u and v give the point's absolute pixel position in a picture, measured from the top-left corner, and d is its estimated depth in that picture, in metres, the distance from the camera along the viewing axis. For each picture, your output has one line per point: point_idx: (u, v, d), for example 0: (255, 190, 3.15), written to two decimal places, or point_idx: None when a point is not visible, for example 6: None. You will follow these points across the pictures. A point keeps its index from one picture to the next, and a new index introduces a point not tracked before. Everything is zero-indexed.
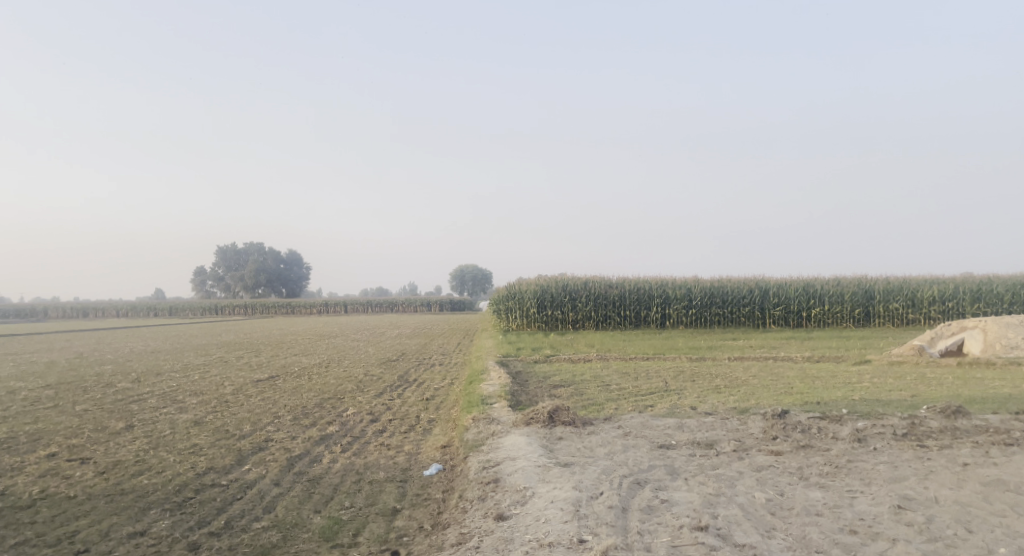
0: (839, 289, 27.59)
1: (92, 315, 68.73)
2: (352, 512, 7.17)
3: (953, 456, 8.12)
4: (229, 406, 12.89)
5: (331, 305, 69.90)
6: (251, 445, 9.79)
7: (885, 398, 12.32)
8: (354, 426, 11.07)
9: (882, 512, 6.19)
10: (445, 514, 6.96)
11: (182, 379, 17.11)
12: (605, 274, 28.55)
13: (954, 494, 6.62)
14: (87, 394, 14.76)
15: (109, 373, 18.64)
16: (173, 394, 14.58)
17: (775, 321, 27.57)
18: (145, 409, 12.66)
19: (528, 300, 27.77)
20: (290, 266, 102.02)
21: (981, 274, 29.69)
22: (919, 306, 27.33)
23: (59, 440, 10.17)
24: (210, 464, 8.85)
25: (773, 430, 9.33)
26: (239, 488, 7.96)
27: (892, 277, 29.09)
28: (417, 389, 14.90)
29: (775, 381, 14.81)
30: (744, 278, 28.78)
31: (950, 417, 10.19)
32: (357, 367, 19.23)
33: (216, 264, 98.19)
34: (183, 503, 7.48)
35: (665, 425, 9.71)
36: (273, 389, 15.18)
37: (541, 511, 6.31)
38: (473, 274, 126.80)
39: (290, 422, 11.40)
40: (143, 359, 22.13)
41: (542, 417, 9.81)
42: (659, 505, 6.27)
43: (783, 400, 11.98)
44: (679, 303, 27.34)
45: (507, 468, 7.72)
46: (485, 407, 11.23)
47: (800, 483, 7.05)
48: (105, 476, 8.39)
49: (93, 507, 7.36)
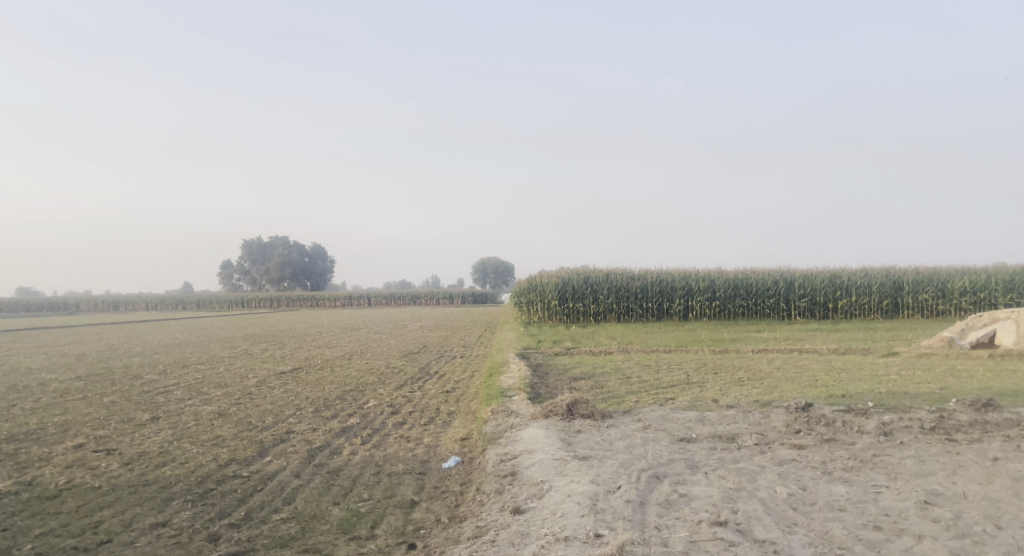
0: (866, 280, 27.14)
1: (122, 308, 69.82)
2: (370, 505, 7.17)
3: (982, 450, 7.93)
4: (252, 398, 13.01)
5: (355, 297, 70.37)
6: (273, 437, 9.84)
7: (912, 391, 12.09)
8: (374, 418, 11.10)
9: (907, 508, 6.05)
10: (463, 507, 6.93)
11: (207, 371, 17.32)
12: (627, 266, 28.38)
13: (983, 490, 6.46)
14: (115, 385, 14.98)
15: (136, 365, 18.94)
16: (198, 386, 14.74)
17: (801, 312, 27.20)
18: (170, 400, 12.81)
19: (550, 292, 27.70)
20: (314, 259, 102.69)
21: (1013, 265, 29.01)
22: (949, 297, 26.79)
23: (85, 431, 10.32)
24: (232, 455, 8.92)
25: (796, 424, 9.19)
26: (259, 479, 8.00)
27: (921, 268, 28.54)
28: (438, 382, 14.91)
29: (800, 374, 14.61)
30: (769, 269, 28.43)
31: (980, 410, 9.96)
32: (379, 360, 19.32)
33: (242, 258, 99.21)
34: (204, 494, 7.54)
35: (686, 418, 9.61)
36: (295, 382, 15.29)
37: (558, 505, 6.26)
38: (496, 265, 127.04)
39: (311, 414, 11.47)
40: (169, 351, 22.42)
41: (561, 410, 9.76)
42: (678, 499, 6.19)
43: (808, 393, 11.80)
44: (702, 295, 27.07)
45: (525, 461, 7.68)
46: (504, 399, 11.19)
47: (823, 477, 6.92)
48: (130, 466, 8.49)
49: (116, 498, 7.43)
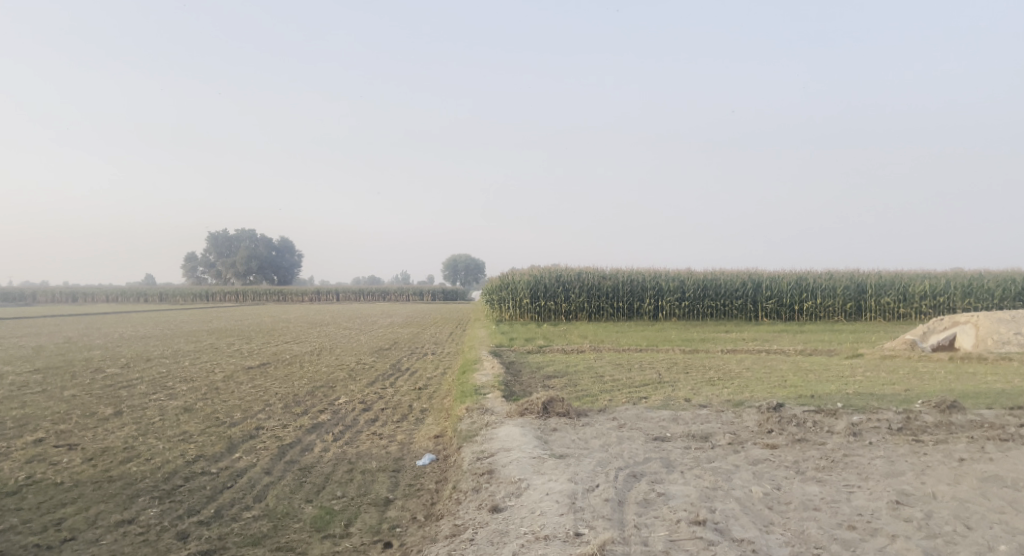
0: (831, 283, 27.60)
1: (82, 300, 68.22)
2: (344, 502, 7.08)
3: (949, 451, 8.09)
4: (219, 393, 12.77)
5: (323, 293, 69.70)
6: (242, 433, 9.66)
7: (878, 391, 12.31)
8: (346, 415, 10.97)
9: (880, 508, 6.14)
10: (439, 505, 6.88)
11: (173, 366, 16.98)
12: (598, 266, 28.49)
13: (952, 490, 6.58)
14: (76, 379, 14.60)
15: (98, 358, 18.48)
16: (163, 380, 14.44)
17: (767, 314, 27.58)
18: (134, 395, 12.52)
19: (521, 289, 27.71)
20: (282, 253, 101.41)
21: (972, 270, 29.69)
22: (910, 301, 27.37)
23: (46, 425, 10.03)
24: (200, 451, 8.73)
25: (768, 424, 9.29)
26: (229, 476, 7.86)
27: (884, 271, 29.09)
28: (410, 378, 14.80)
29: (769, 374, 14.78)
30: (737, 270, 28.75)
31: (945, 411, 10.17)
32: (349, 356, 19.13)
33: (207, 250, 97.54)
34: (172, 491, 7.37)
35: (660, 417, 9.65)
36: (264, 377, 15.04)
37: (536, 503, 6.24)
38: (467, 262, 126.81)
39: (281, 410, 11.29)
40: (132, 345, 21.93)
41: (536, 408, 9.74)
42: (656, 498, 6.20)
43: (778, 393, 11.94)
44: (672, 295, 27.29)
45: (502, 459, 7.64)
46: (479, 397, 11.15)
47: (797, 477, 6.99)
48: (93, 462, 8.26)
49: (80, 494, 7.23)
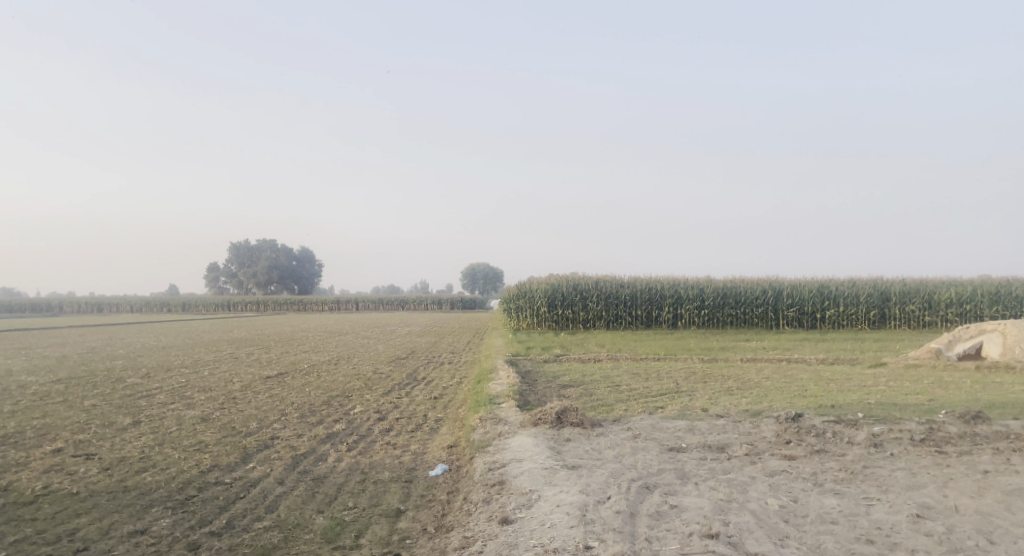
0: (853, 291, 27.23)
1: (107, 310, 69.11)
2: (355, 513, 7.04)
3: (972, 463, 7.89)
4: (236, 402, 12.83)
5: (343, 302, 70.09)
6: (257, 443, 9.68)
7: (901, 401, 12.08)
8: (360, 424, 10.96)
9: (900, 521, 5.99)
10: (449, 517, 6.82)
11: (192, 375, 17.10)
12: (616, 274, 28.34)
13: (975, 503, 6.41)
14: (97, 388, 14.74)
15: (119, 368, 18.64)
16: (182, 389, 14.52)
17: (789, 322, 27.25)
18: (153, 404, 12.60)
19: (539, 298, 27.63)
20: (303, 263, 102.14)
21: (999, 277, 29.18)
22: (935, 309, 26.92)
23: (65, 435, 10.12)
24: (215, 461, 8.75)
25: (786, 434, 9.13)
26: (242, 486, 7.86)
27: (907, 279, 28.66)
28: (425, 388, 14.77)
29: (789, 383, 14.56)
30: (757, 278, 28.46)
31: (969, 422, 9.94)
32: (366, 365, 19.14)
33: (229, 260, 98.45)
34: (185, 501, 7.37)
35: (675, 427, 9.53)
36: (281, 386, 15.09)
37: (547, 515, 6.15)
38: (486, 272, 126.90)
39: (297, 420, 11.31)
40: (153, 355, 22.14)
41: (550, 418, 9.65)
42: (668, 511, 6.10)
43: (798, 403, 11.75)
44: (692, 303, 27.08)
45: (514, 470, 7.57)
46: (493, 406, 11.08)
47: (814, 489, 6.85)
48: (109, 472, 8.31)
49: (94, 504, 7.26)
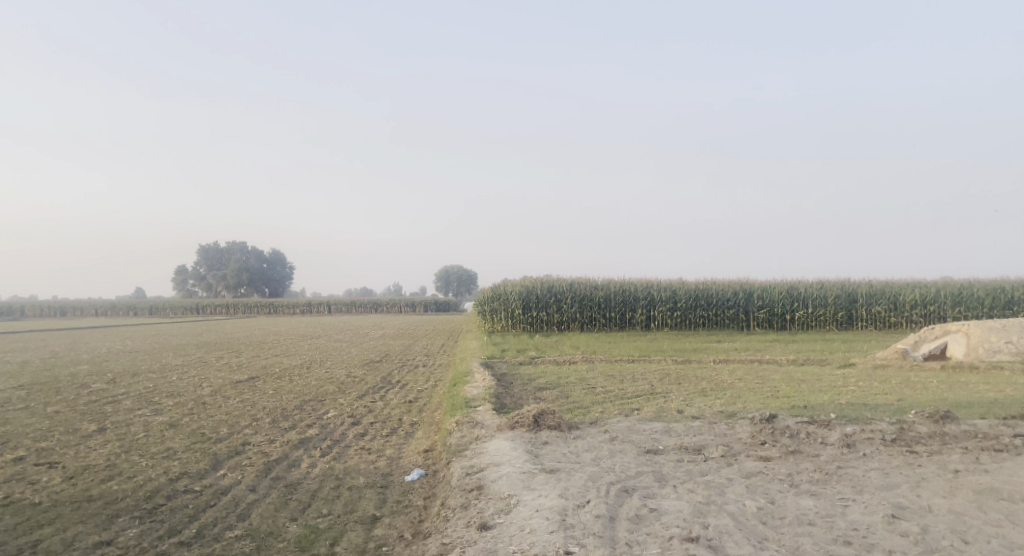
0: (822, 292, 27.59)
1: (70, 313, 67.70)
2: (330, 520, 6.93)
3: (943, 462, 8.01)
4: (206, 408, 12.58)
5: (314, 305, 69.45)
6: (228, 449, 9.50)
7: (871, 401, 12.25)
8: (334, 429, 10.82)
9: (876, 522, 6.04)
10: (426, 523, 6.74)
11: (159, 380, 16.75)
12: (589, 276, 28.41)
13: (948, 503, 6.49)
14: (61, 395, 14.32)
15: (85, 374, 18.16)
16: (150, 396, 14.19)
17: (759, 324, 27.53)
18: (120, 411, 12.30)
19: (513, 300, 27.58)
20: (273, 265, 101.03)
21: (962, 279, 29.77)
22: (901, 310, 27.39)
23: (27, 443, 9.83)
24: (184, 469, 8.55)
25: (762, 435, 9.19)
26: (213, 494, 7.69)
27: (874, 281, 29.14)
28: (399, 392, 14.62)
29: (761, 384, 14.70)
30: (729, 280, 28.73)
31: (938, 422, 10.09)
32: (339, 369, 18.91)
33: (198, 263, 96.95)
34: (153, 510, 7.20)
35: (652, 429, 9.54)
36: (252, 391, 14.82)
37: (525, 521, 6.10)
38: (459, 274, 126.81)
39: (269, 425, 11.12)
40: (119, 360, 21.62)
41: (527, 421, 9.61)
42: (647, 514, 6.09)
43: (771, 404, 11.85)
44: (664, 305, 27.24)
45: (492, 474, 7.51)
46: (469, 410, 11.01)
47: (791, 490, 6.88)
48: (73, 481, 8.08)
49: (58, 515, 7.05)
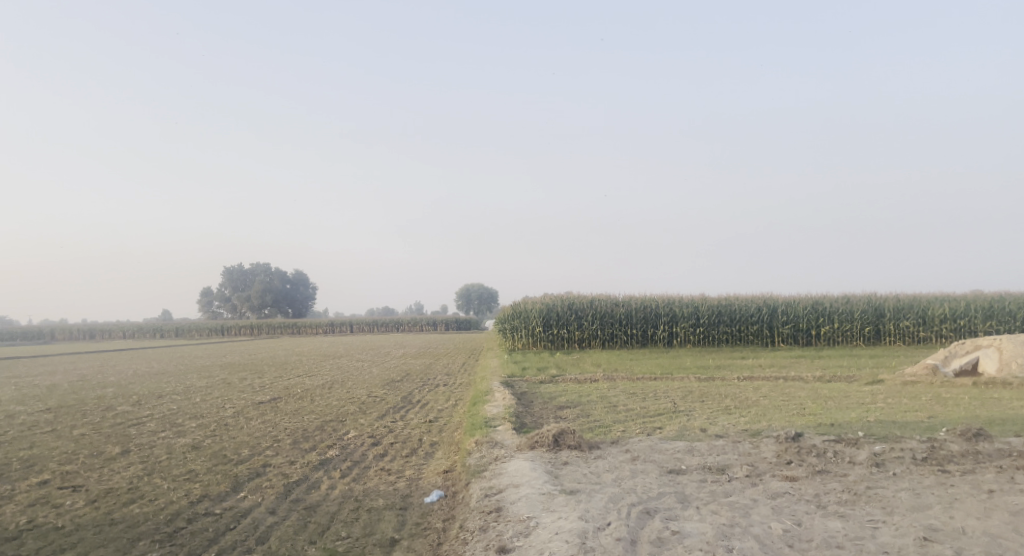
0: (848, 307, 27.19)
1: (98, 335, 68.73)
2: (349, 543, 6.86)
3: (977, 482, 7.76)
4: (228, 429, 12.61)
5: (337, 325, 69.81)
6: (248, 471, 9.48)
7: (901, 419, 11.97)
8: (355, 450, 10.78)
9: (907, 545, 5.85)
10: (445, 546, 6.66)
11: (183, 402, 16.85)
12: (611, 293, 28.25)
13: (982, 525, 6.28)
14: (86, 417, 14.45)
15: (109, 396, 18.33)
16: (173, 417, 14.27)
17: (784, 339, 27.15)
18: (143, 433, 12.37)
19: (534, 318, 27.46)
20: (297, 286, 101.83)
21: (992, 292, 29.20)
22: (930, 324, 26.88)
23: (52, 466, 9.90)
24: (205, 491, 8.54)
25: (787, 454, 9.00)
26: (233, 517, 7.67)
27: (901, 294, 28.67)
28: (420, 411, 14.56)
29: (787, 402, 14.43)
30: (752, 295, 28.41)
31: (971, 440, 9.82)
32: (361, 388, 18.91)
33: (222, 285, 97.98)
34: (174, 534, 7.18)
35: (674, 448, 9.39)
36: (273, 412, 14.86)
37: (545, 544, 5.99)
38: (481, 292, 127.00)
39: (289, 446, 11.11)
40: (145, 381, 21.81)
41: (547, 441, 9.49)
42: (670, 537, 5.95)
43: (797, 422, 11.62)
44: (687, 321, 26.98)
45: (511, 496, 7.40)
46: (489, 429, 10.91)
47: (818, 512, 6.70)
48: (96, 504, 8.10)
49: (80, 539, 7.06)
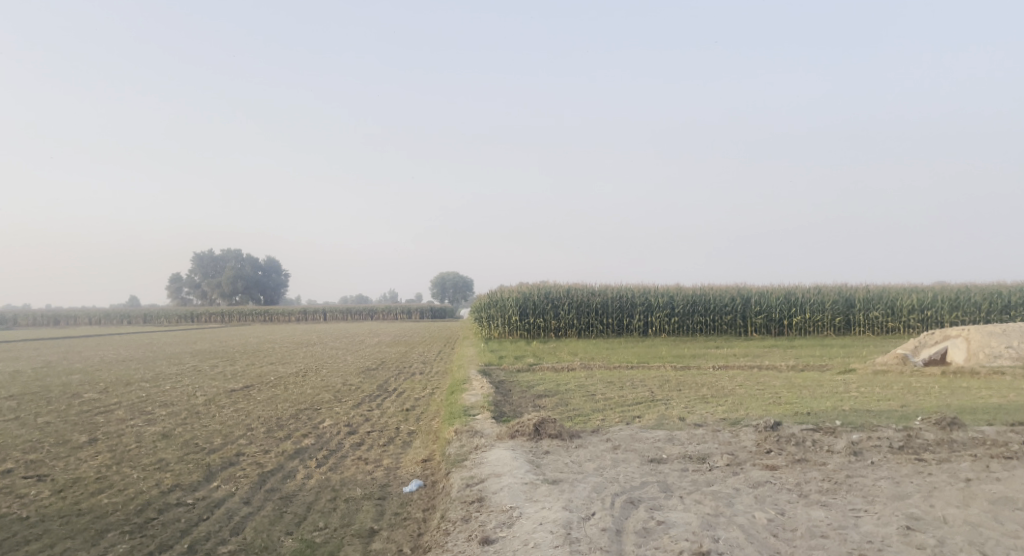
0: (819, 297, 27.49)
1: (64, 322, 67.24)
2: (326, 534, 6.72)
3: (954, 471, 7.81)
4: (199, 417, 12.34)
5: (310, 312, 69.19)
6: (221, 460, 9.28)
7: (875, 408, 12.08)
8: (330, 439, 10.61)
9: (891, 534, 5.86)
10: (426, 536, 6.56)
11: (153, 390, 16.48)
12: (586, 282, 28.22)
13: (962, 514, 6.31)
14: (52, 405, 14.07)
15: (76, 384, 17.90)
16: (142, 405, 13.93)
17: (757, 329, 27.38)
18: (111, 421, 12.09)
19: (510, 307, 27.32)
20: (269, 273, 100.78)
21: (959, 283, 29.70)
22: (898, 315, 27.28)
23: (16, 455, 9.61)
24: (176, 481, 8.33)
25: (767, 443, 9.00)
26: (206, 506, 7.48)
27: (871, 285, 29.04)
28: (396, 400, 14.39)
29: (762, 391, 14.51)
30: (726, 285, 28.58)
31: (945, 428, 9.92)
32: (335, 377, 18.67)
33: (192, 271, 96.44)
34: (144, 525, 6.98)
35: (654, 437, 9.35)
36: (246, 400, 14.58)
37: (529, 534, 5.90)
38: (454, 281, 126.63)
39: (263, 435, 10.89)
40: (112, 369, 21.30)
41: (527, 430, 9.40)
42: (655, 527, 5.89)
43: (774, 411, 11.65)
44: (662, 311, 27.07)
45: (493, 485, 7.30)
46: (468, 418, 10.79)
47: (800, 501, 6.69)
48: (63, 494, 7.86)
49: (46, 530, 6.83)
